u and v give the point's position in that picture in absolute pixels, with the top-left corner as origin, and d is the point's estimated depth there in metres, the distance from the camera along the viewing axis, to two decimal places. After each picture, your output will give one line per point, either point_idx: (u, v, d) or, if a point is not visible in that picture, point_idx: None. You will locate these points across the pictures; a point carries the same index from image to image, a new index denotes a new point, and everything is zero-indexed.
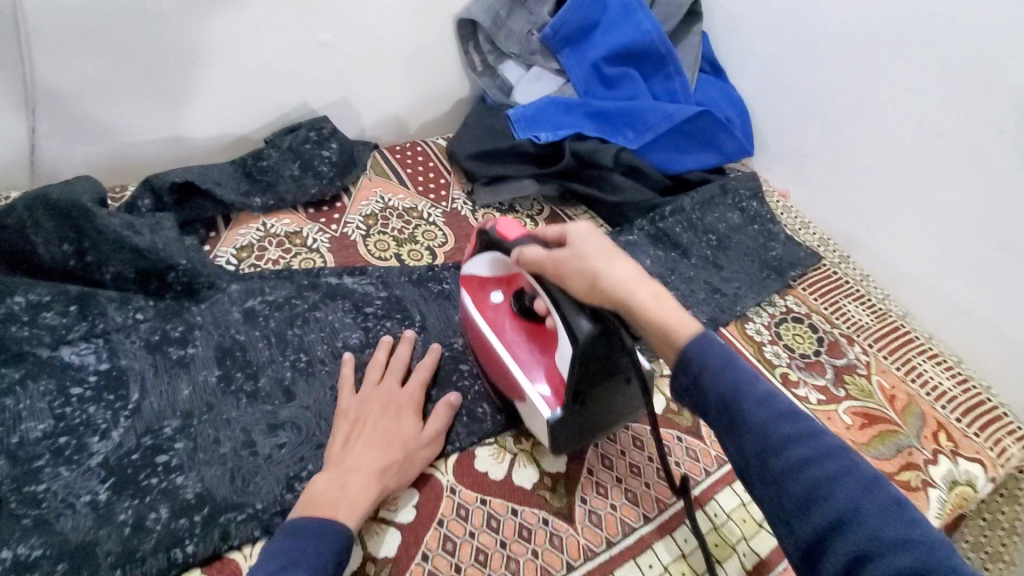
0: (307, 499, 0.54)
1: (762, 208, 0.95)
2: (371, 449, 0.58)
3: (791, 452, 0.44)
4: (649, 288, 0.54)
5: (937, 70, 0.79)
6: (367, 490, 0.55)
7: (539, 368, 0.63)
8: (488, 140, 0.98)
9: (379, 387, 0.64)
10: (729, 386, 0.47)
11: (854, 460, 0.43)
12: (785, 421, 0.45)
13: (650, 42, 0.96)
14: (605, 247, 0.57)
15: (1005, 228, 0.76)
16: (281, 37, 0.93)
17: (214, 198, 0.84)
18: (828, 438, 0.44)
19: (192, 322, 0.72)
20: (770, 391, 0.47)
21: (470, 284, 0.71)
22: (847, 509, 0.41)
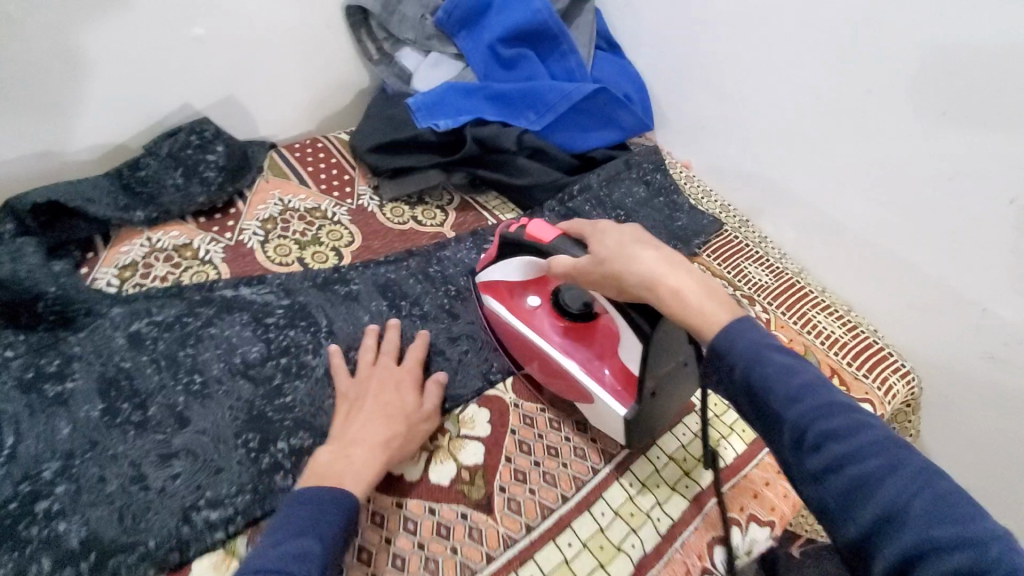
0: (313, 470, 0.55)
1: (666, 179, 0.97)
2: (373, 423, 0.59)
3: (844, 473, 0.40)
4: (677, 280, 0.52)
5: (813, 36, 0.82)
6: (370, 461, 0.57)
7: (601, 365, 0.63)
8: (389, 130, 0.94)
9: (374, 369, 0.66)
10: (759, 377, 0.45)
11: (906, 455, 0.40)
12: (839, 438, 0.41)
13: (543, 22, 0.94)
14: (623, 242, 0.56)
15: (885, 188, 0.81)
16: (150, 35, 0.85)
17: (87, 216, 0.76)
18: (895, 453, 0.40)
19: (71, 354, 0.66)
20: (819, 402, 0.43)
21: (501, 294, 0.71)
22: (890, 506, 0.38)
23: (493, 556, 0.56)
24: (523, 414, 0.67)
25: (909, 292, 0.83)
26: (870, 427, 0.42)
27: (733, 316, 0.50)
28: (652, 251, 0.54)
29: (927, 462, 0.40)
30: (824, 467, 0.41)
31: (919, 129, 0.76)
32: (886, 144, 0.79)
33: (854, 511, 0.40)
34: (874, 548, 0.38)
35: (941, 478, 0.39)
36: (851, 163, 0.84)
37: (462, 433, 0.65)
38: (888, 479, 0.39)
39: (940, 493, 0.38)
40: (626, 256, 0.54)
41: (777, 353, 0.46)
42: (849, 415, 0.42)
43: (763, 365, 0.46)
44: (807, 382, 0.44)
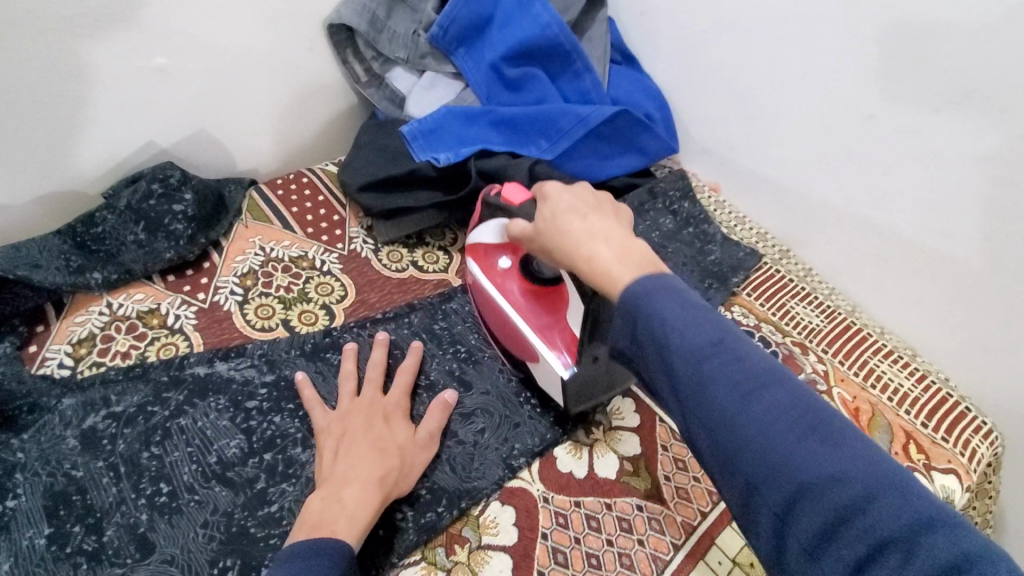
0: (303, 523, 0.49)
1: (695, 208, 0.87)
2: (364, 456, 0.54)
3: (735, 421, 0.36)
4: (598, 244, 0.47)
5: (864, 46, 0.72)
6: (365, 501, 0.51)
7: (554, 331, 0.61)
8: (382, 164, 0.83)
9: (360, 400, 0.61)
10: (659, 325, 0.40)
11: (787, 386, 0.37)
12: (727, 381, 0.37)
13: (552, 36, 0.84)
14: (561, 207, 0.52)
15: (950, 217, 0.71)
16: (99, 68, 0.73)
17: (32, 285, 0.65)
18: (779, 390, 0.37)
19: (12, 462, 0.55)
20: (709, 344, 0.38)
21: (473, 252, 0.70)
22: (773, 451, 0.35)
23: None
24: (555, 511, 0.56)
25: (982, 334, 0.73)
26: (755, 365, 0.38)
27: (645, 272, 0.44)
28: (592, 217, 0.50)
29: (808, 396, 0.37)
30: (713, 417, 0.37)
31: (999, 155, 0.65)
32: (953, 170, 0.69)
33: (745, 463, 0.36)
34: (762, 498, 0.36)
35: (825, 414, 0.36)
36: (908, 189, 0.73)
37: (484, 542, 0.54)
38: (773, 419, 0.36)
39: (823, 429, 0.35)
40: (555, 225, 0.50)
41: (675, 299, 0.41)
42: (738, 355, 0.38)
43: (656, 311, 0.40)
44: (701, 327, 0.39)
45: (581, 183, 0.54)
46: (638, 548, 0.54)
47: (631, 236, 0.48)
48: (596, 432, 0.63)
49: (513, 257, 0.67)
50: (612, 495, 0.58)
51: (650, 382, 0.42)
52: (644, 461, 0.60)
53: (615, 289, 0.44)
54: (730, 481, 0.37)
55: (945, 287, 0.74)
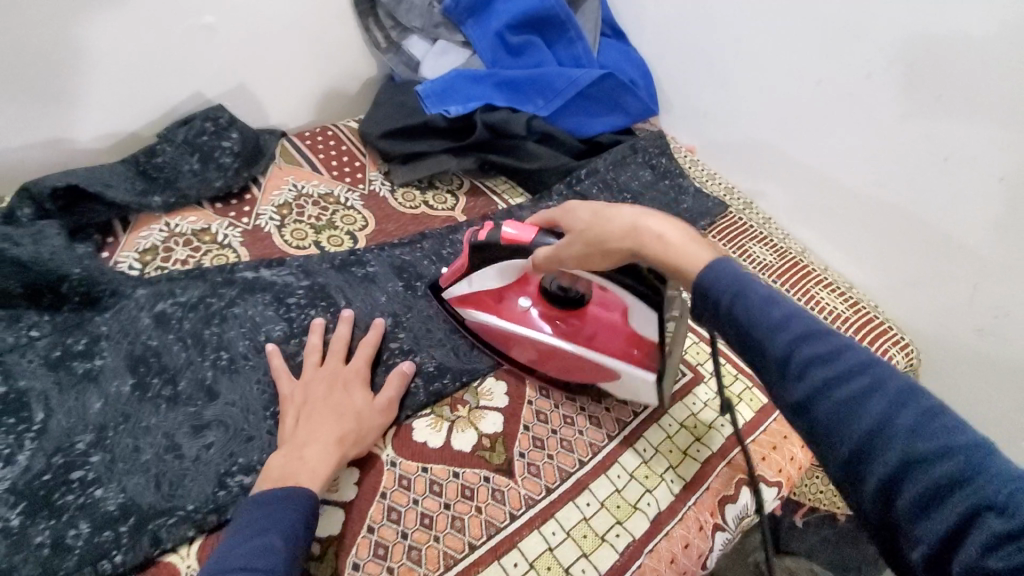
0: (266, 476, 0.55)
1: (671, 164, 1.00)
2: (324, 422, 0.59)
3: (832, 399, 0.39)
4: (660, 223, 0.51)
5: (811, 23, 0.85)
6: (327, 459, 0.56)
7: (614, 339, 0.63)
8: (399, 117, 0.96)
9: (322, 370, 0.65)
10: (750, 308, 0.43)
11: (889, 373, 0.39)
12: (826, 362, 0.40)
13: (550, 9, 0.96)
14: (593, 211, 0.56)
15: (884, 168, 0.83)
16: (159, 21, 0.86)
17: (107, 201, 0.77)
18: (878, 372, 0.39)
19: (97, 333, 0.67)
20: (800, 330, 0.42)
21: (482, 303, 0.71)
22: (876, 423, 0.38)
23: (516, 515, 0.58)
24: (539, 386, 0.69)
25: (912, 270, 0.85)
26: (852, 348, 0.41)
27: (715, 254, 0.48)
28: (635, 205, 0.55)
29: (905, 377, 0.39)
30: (813, 394, 0.40)
31: (920, 113, 0.78)
32: (882, 131, 0.82)
33: (843, 433, 0.39)
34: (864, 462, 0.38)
35: (923, 393, 0.38)
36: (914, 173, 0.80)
37: (481, 403, 0.67)
38: (874, 398, 0.38)
39: (925, 406, 0.38)
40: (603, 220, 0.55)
41: (759, 285, 0.45)
42: (828, 335, 0.42)
43: (746, 298, 0.44)
44: (789, 312, 0.43)
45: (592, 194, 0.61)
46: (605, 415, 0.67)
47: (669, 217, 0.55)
48: None
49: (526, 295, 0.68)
50: None
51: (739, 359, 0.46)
52: None
53: (693, 272, 0.48)
54: (829, 454, 0.40)
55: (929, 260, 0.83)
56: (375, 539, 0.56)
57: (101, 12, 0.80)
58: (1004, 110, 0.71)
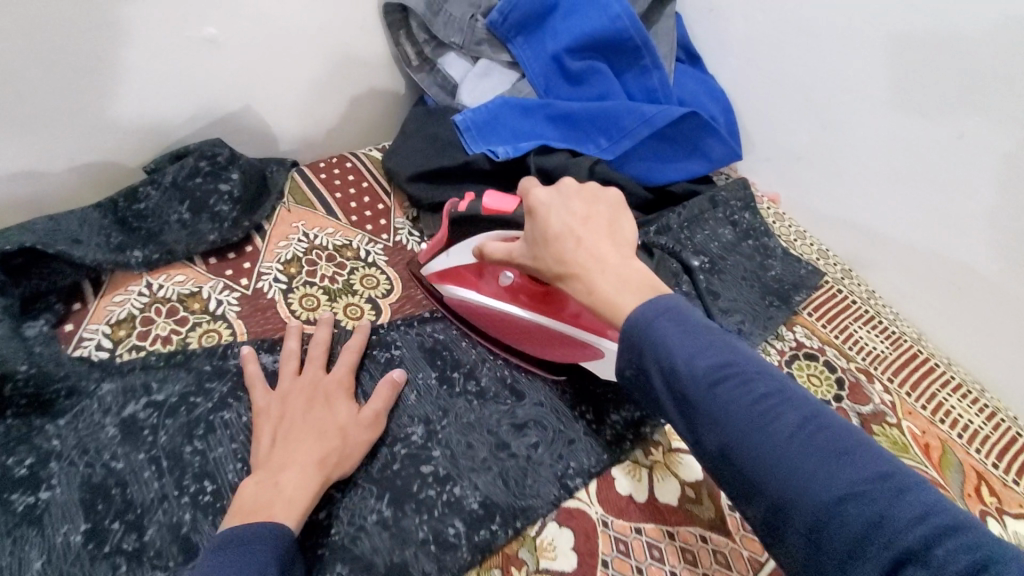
0: (237, 509, 0.47)
1: (756, 220, 0.83)
2: (303, 441, 0.52)
3: (747, 445, 0.37)
4: (594, 275, 0.46)
5: (954, 62, 0.67)
6: (305, 486, 0.49)
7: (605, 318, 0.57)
8: (433, 155, 0.80)
9: (301, 378, 0.59)
10: (664, 350, 0.41)
11: (796, 403, 0.38)
12: (741, 407, 0.38)
13: (621, 29, 0.79)
14: (544, 226, 0.49)
15: (982, 218, 0.70)
16: (147, 34, 0.70)
17: (71, 262, 0.62)
18: (787, 406, 0.38)
19: (47, 450, 0.52)
20: (712, 371, 0.39)
21: (460, 278, 0.65)
22: (789, 471, 0.35)
23: None
24: (614, 536, 0.54)
25: (986, 327, 0.74)
26: (770, 387, 0.39)
27: (642, 300, 0.44)
28: (587, 240, 0.48)
29: (820, 411, 0.38)
30: (730, 440, 0.38)
31: None
32: (887, 153, 0.76)
33: (761, 480, 0.36)
34: (788, 516, 0.35)
35: (836, 426, 0.37)
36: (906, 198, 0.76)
37: (541, 565, 0.52)
38: (792, 439, 0.36)
39: (838, 442, 0.36)
40: (550, 240, 0.49)
41: (667, 321, 0.42)
42: (742, 373, 0.39)
43: (655, 337, 0.41)
44: (704, 347, 0.40)
45: (569, 189, 0.51)
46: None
47: (625, 256, 0.47)
48: (656, 454, 0.60)
49: (505, 270, 0.62)
50: (662, 521, 0.55)
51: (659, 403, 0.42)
52: (706, 488, 0.58)
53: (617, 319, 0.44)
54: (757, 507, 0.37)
55: (936, 288, 0.77)
56: None
57: (69, 18, 0.64)
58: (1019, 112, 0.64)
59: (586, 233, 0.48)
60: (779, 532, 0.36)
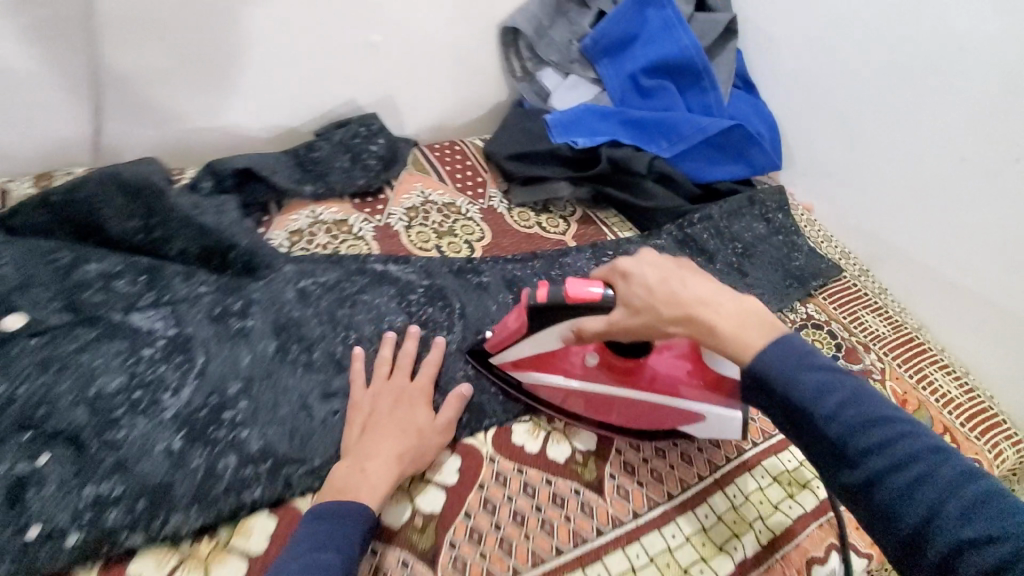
0: (331, 484, 0.58)
1: (787, 220, 0.99)
2: (387, 437, 0.62)
3: (889, 483, 0.45)
4: (714, 314, 0.54)
5: (959, 101, 0.84)
6: (386, 474, 0.59)
7: (675, 380, 0.67)
8: (526, 142, 1.02)
9: (390, 382, 0.68)
10: (807, 395, 0.49)
11: (939, 454, 0.45)
12: (881, 455, 0.46)
13: (687, 57, 1.00)
14: (645, 285, 0.59)
15: (979, 222, 0.85)
16: (333, 36, 0.97)
17: (269, 185, 0.88)
18: (931, 458, 0.45)
19: (251, 298, 0.76)
20: (855, 417, 0.47)
21: (542, 362, 0.70)
22: (926, 507, 0.43)
23: (604, 530, 0.63)
24: None
25: (984, 313, 0.88)
26: (910, 439, 0.46)
27: (771, 341, 0.52)
28: (691, 281, 0.57)
29: (960, 462, 0.45)
30: (869, 481, 0.46)
31: None
32: (904, 168, 0.92)
33: (900, 516, 0.44)
34: (923, 544, 0.43)
35: (975, 478, 0.44)
36: (925, 199, 0.90)
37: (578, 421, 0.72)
38: (930, 487, 0.44)
39: (977, 493, 0.43)
40: (660, 293, 0.57)
41: (812, 371, 0.50)
42: (882, 421, 0.47)
43: (801, 384, 0.49)
44: (845, 397, 0.48)
45: (648, 252, 0.61)
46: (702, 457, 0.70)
47: (720, 296, 0.56)
48: None
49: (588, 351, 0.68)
50: None
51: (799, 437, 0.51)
52: None
53: (747, 357, 0.53)
54: (892, 534, 0.45)
55: (934, 279, 0.92)
56: (471, 524, 0.61)
57: (284, 21, 0.93)
58: (1008, 139, 0.81)
59: (680, 279, 0.58)
60: (910, 555, 0.45)
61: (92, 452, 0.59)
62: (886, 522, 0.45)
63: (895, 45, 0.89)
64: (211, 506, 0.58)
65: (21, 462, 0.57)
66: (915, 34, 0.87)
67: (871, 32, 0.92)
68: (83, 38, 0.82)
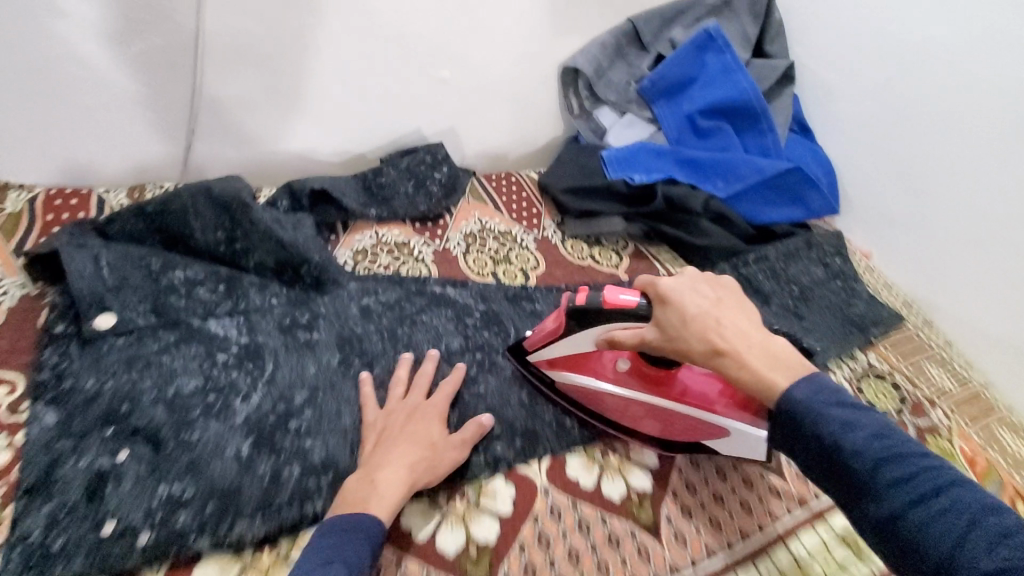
0: (343, 496, 0.59)
1: (845, 265, 0.98)
2: (400, 450, 0.63)
3: (914, 514, 0.48)
4: (745, 354, 0.58)
5: (997, 144, 0.86)
6: (395, 487, 0.60)
7: (706, 395, 0.67)
8: (582, 177, 1.05)
9: (405, 401, 0.69)
10: (831, 431, 0.53)
11: (959, 488, 0.48)
12: (903, 483, 0.49)
13: (746, 100, 1.01)
14: (682, 313, 0.61)
15: None
16: (407, 69, 1.03)
17: (340, 206, 0.93)
18: (953, 490, 0.48)
19: (318, 312, 0.79)
20: (878, 450, 0.51)
21: (573, 363, 0.72)
22: (953, 537, 0.46)
23: None
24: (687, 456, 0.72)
25: None
26: (931, 468, 0.49)
27: (796, 379, 0.57)
28: (725, 321, 0.60)
29: (981, 495, 0.48)
30: (895, 512, 0.49)
31: None
32: (954, 213, 0.92)
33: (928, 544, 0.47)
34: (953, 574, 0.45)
35: (997, 511, 0.47)
36: (977, 243, 0.90)
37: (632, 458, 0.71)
38: (952, 515, 0.47)
39: (999, 524, 0.45)
40: (698, 322, 0.60)
41: (836, 408, 0.54)
42: (903, 454, 0.51)
43: (824, 421, 0.54)
44: (866, 432, 0.52)
45: (688, 275, 0.64)
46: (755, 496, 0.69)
47: (753, 332, 0.60)
48: None
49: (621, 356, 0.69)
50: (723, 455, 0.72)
51: (826, 477, 0.55)
52: None
53: (776, 395, 0.57)
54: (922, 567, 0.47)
55: (1001, 331, 0.89)
56: (525, 559, 0.61)
57: (361, 51, 0.98)
58: None
59: (719, 315, 0.61)
60: None
61: (168, 451, 0.62)
62: (912, 553, 0.48)
63: (939, 94, 0.92)
64: (275, 514, 0.60)
65: (103, 457, 0.60)
66: (953, 85, 0.90)
67: (911, 83, 0.95)
68: (191, 65, 0.89)
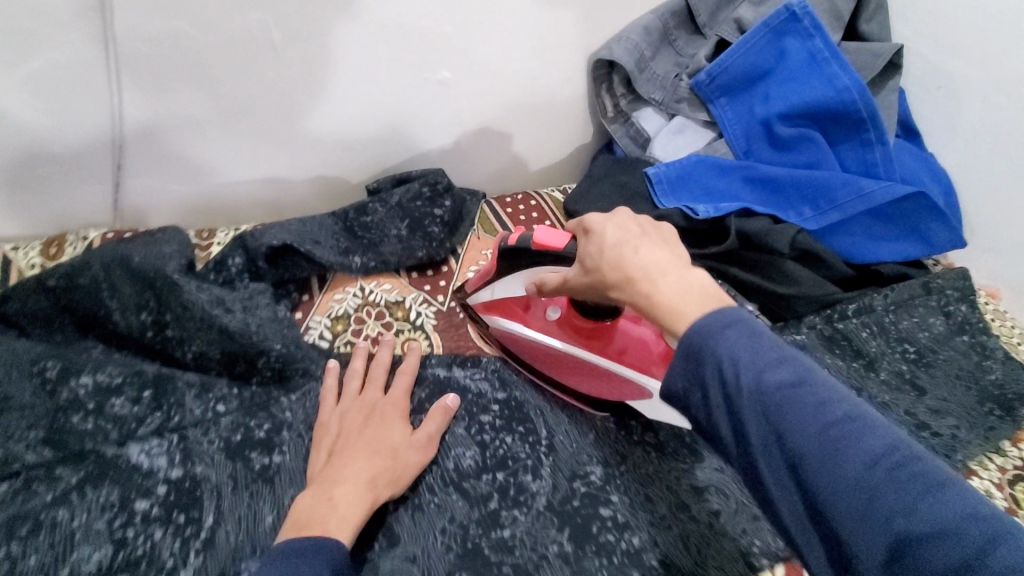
0: (294, 522, 0.50)
1: (973, 314, 0.77)
2: (360, 458, 0.55)
3: (812, 466, 0.33)
4: (658, 279, 0.43)
5: None
6: (357, 501, 0.52)
7: (639, 352, 0.63)
8: (622, 203, 0.82)
9: (362, 398, 0.62)
10: (723, 359, 0.37)
11: (876, 430, 0.34)
12: (803, 422, 0.34)
13: (846, 101, 0.77)
14: (603, 244, 0.47)
15: None
16: (402, 71, 0.77)
17: (309, 258, 0.70)
18: (865, 431, 0.34)
19: (281, 420, 0.60)
20: (778, 383, 0.36)
21: (506, 308, 0.69)
22: (858, 493, 0.32)
23: None
24: None
25: None
26: (844, 406, 0.35)
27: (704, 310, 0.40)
28: (647, 248, 0.45)
29: (899, 438, 0.34)
30: (791, 458, 0.34)
31: None
32: None
33: (835, 524, 0.33)
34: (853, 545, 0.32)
35: (916, 456, 0.33)
36: None
37: None
38: (863, 464, 0.32)
39: (920, 475, 0.32)
40: (617, 254, 0.46)
41: (735, 330, 0.38)
42: (812, 391, 0.35)
43: (716, 345, 0.37)
44: (768, 359, 0.37)
45: (624, 210, 0.50)
46: (747, 519, 0.58)
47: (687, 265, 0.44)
48: None
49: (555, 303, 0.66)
50: None
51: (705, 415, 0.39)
52: None
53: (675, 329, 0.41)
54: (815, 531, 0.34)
55: None
56: None
57: (329, 47, 0.71)
58: None
59: (643, 242, 0.46)
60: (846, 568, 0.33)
61: None
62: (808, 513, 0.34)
63: None
64: None
65: None
66: None
67: None
68: (104, 81, 0.64)
